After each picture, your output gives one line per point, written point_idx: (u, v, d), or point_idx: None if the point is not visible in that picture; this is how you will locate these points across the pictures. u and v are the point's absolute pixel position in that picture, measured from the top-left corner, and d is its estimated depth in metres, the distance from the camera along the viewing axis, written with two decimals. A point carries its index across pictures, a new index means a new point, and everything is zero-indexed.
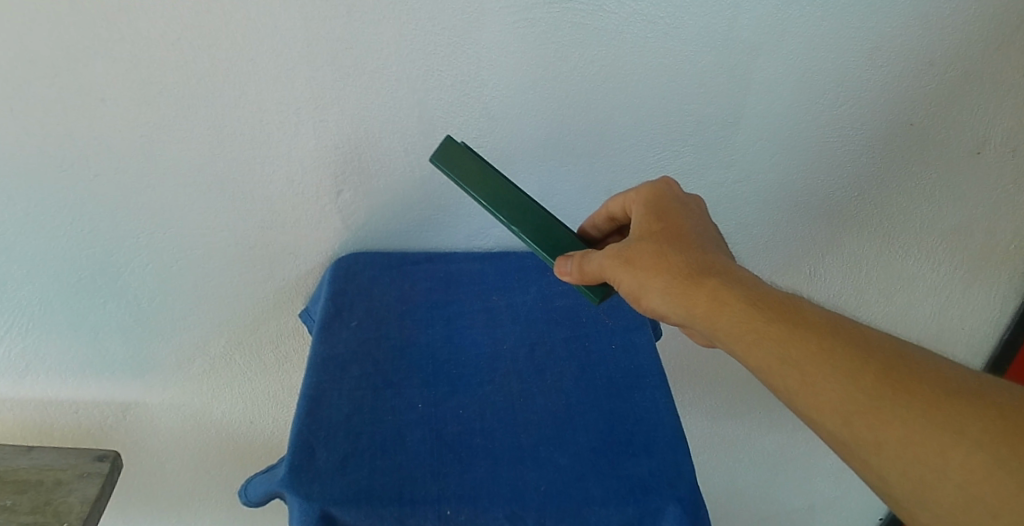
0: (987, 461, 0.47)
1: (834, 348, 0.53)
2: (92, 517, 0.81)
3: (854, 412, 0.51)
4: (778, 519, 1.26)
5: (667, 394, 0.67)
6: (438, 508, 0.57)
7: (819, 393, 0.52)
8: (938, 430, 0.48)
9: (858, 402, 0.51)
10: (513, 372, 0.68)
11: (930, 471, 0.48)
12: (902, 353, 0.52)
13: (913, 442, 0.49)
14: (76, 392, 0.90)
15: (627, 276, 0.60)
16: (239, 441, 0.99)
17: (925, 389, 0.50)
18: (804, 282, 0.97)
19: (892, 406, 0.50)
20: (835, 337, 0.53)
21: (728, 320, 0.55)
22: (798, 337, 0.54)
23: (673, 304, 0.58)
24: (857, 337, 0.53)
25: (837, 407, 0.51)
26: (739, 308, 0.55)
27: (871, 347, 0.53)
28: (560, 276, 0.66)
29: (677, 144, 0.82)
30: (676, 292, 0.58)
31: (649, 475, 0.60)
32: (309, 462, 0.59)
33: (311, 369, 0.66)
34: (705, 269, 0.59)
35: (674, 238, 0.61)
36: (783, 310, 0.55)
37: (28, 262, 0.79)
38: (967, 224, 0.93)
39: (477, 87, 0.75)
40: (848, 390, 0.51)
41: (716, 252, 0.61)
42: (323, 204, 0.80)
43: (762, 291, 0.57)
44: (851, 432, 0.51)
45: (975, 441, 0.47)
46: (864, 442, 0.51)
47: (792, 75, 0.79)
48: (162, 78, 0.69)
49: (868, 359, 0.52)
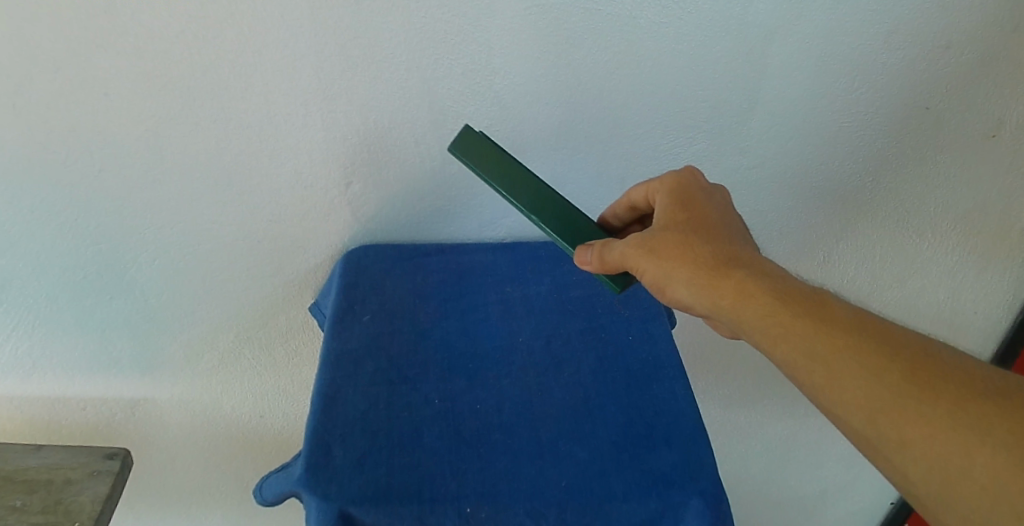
0: (1012, 462, 0.46)
1: (859, 343, 0.52)
2: (103, 517, 0.80)
3: (878, 410, 0.50)
4: (791, 506, 1.26)
5: (686, 385, 0.66)
6: (458, 506, 0.56)
7: (843, 389, 0.51)
8: (963, 429, 0.47)
9: (883, 400, 0.50)
10: (530, 365, 0.67)
11: (952, 471, 0.47)
12: (929, 350, 0.51)
13: (938, 441, 0.48)
14: (85, 389, 0.90)
15: (648, 267, 0.59)
16: (251, 435, 0.98)
17: (952, 387, 0.49)
18: (818, 268, 0.96)
19: (917, 404, 0.49)
20: (860, 333, 0.52)
21: (753, 312, 0.54)
22: (824, 331, 0.53)
23: (697, 296, 0.57)
24: (883, 333, 0.52)
25: (862, 404, 0.50)
26: (765, 300, 0.54)
27: (898, 343, 0.52)
28: (581, 265, 0.64)
29: (691, 130, 0.81)
30: (700, 283, 0.57)
31: (671, 468, 0.59)
32: (326, 461, 0.58)
33: (325, 364, 0.65)
34: (730, 259, 0.57)
35: (696, 230, 0.60)
36: (809, 303, 0.54)
37: (33, 260, 0.78)
38: (982, 207, 0.91)
39: (488, 75, 0.73)
40: (872, 388, 0.50)
41: (739, 243, 0.60)
42: (332, 196, 0.78)
43: (788, 284, 0.55)
44: (875, 428, 0.50)
45: (999, 442, 0.46)
46: (887, 440, 0.50)
47: (809, 59, 0.77)
48: (167, 71, 0.68)
49: (894, 355, 0.51)
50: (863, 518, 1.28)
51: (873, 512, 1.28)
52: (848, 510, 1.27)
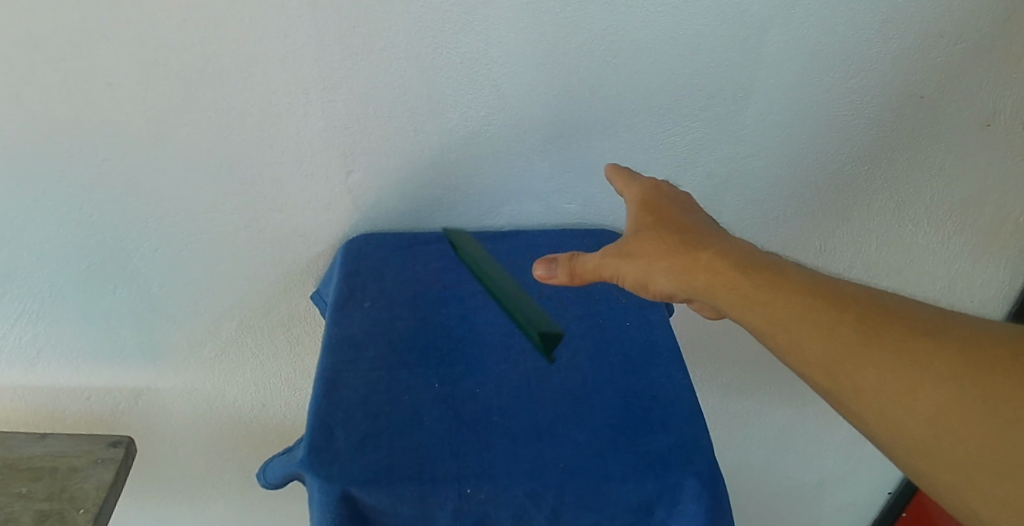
0: (958, 394, 0.50)
1: (813, 304, 0.55)
2: (107, 504, 0.81)
3: (836, 363, 0.53)
4: (789, 496, 1.27)
5: (683, 369, 0.67)
6: (458, 487, 0.57)
7: (804, 348, 0.54)
8: (914, 371, 0.51)
9: (839, 353, 0.53)
10: (529, 350, 0.68)
11: (908, 411, 0.51)
12: (877, 303, 0.55)
13: (894, 387, 0.51)
14: (90, 378, 0.91)
15: (621, 265, 0.62)
16: (254, 424, 0.99)
17: (899, 333, 0.53)
18: (815, 256, 0.97)
19: (870, 353, 0.53)
20: (812, 293, 0.56)
21: (717, 286, 0.58)
22: (781, 297, 0.56)
23: (666, 278, 0.60)
24: (833, 290, 0.56)
25: (822, 359, 0.54)
26: (725, 272, 0.58)
27: (847, 298, 0.55)
28: (546, 279, 0.64)
29: (687, 119, 0.82)
30: (670, 268, 0.60)
31: (668, 450, 0.60)
32: (328, 444, 0.59)
33: (326, 349, 0.66)
34: (691, 240, 0.61)
35: (653, 212, 0.64)
36: (765, 271, 0.57)
37: (38, 250, 0.79)
38: (977, 196, 0.92)
39: (486, 64, 0.74)
40: (829, 343, 0.54)
41: (693, 219, 0.64)
42: (332, 185, 0.79)
43: (744, 254, 0.59)
44: (836, 382, 0.53)
45: (946, 377, 0.50)
46: (845, 390, 0.53)
47: (803, 47, 0.78)
48: (169, 61, 0.69)
49: (846, 310, 0.54)
50: (861, 508, 1.30)
51: (871, 501, 1.29)
52: (846, 500, 1.28)
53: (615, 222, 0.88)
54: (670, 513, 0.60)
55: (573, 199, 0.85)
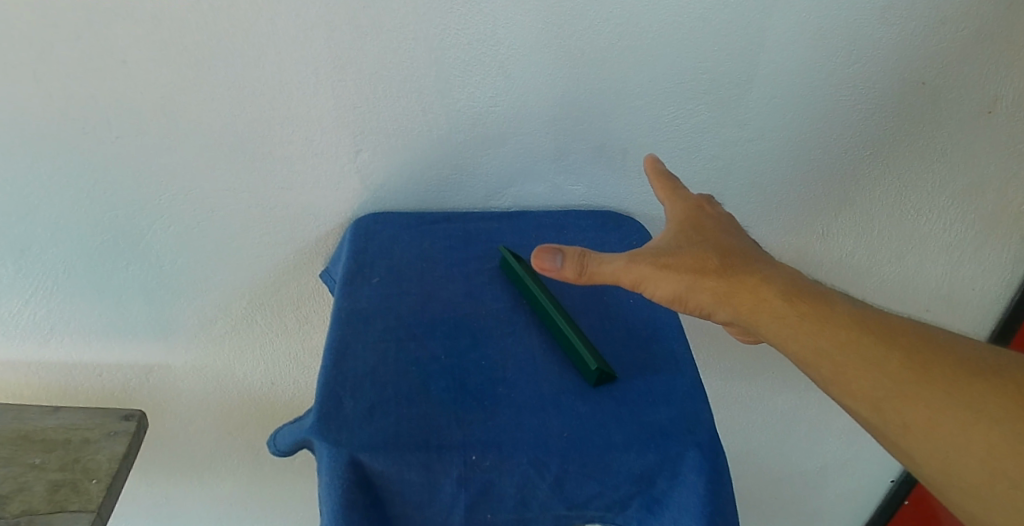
0: (1004, 435, 0.53)
1: (859, 338, 0.59)
2: (120, 475, 0.82)
3: (883, 398, 0.57)
4: (790, 482, 1.29)
5: (686, 345, 0.68)
6: (464, 454, 0.59)
7: (850, 380, 0.58)
8: (959, 409, 0.55)
9: (885, 387, 0.57)
10: (533, 325, 0.69)
11: (954, 449, 0.54)
12: (920, 337, 0.58)
13: (939, 425, 0.55)
14: (103, 354, 0.94)
15: (661, 280, 0.62)
16: (262, 401, 1.01)
17: (943, 371, 0.56)
18: (817, 242, 0.98)
19: (916, 389, 0.56)
20: (859, 327, 0.59)
21: (767, 317, 0.61)
22: (830, 329, 0.59)
23: (715, 302, 0.62)
24: (878, 325, 0.59)
25: (868, 392, 0.57)
26: (775, 303, 0.61)
27: (892, 333, 0.59)
28: (548, 266, 0.61)
29: (691, 103, 0.83)
30: (718, 292, 0.62)
31: (669, 422, 0.61)
32: (337, 411, 0.60)
33: (336, 322, 0.68)
34: (740, 266, 0.63)
35: (696, 233, 0.66)
36: (813, 304, 0.61)
37: (53, 226, 0.81)
38: (978, 183, 0.93)
39: (494, 45, 0.75)
40: (876, 378, 0.57)
41: (740, 245, 0.66)
42: (342, 164, 0.81)
43: (791, 285, 0.62)
44: (881, 416, 0.57)
45: (992, 418, 0.54)
46: (892, 424, 0.57)
47: (807, 31, 0.79)
48: (183, 39, 0.70)
49: (891, 345, 0.58)
50: (862, 495, 1.32)
51: (872, 489, 1.30)
52: (847, 486, 1.29)
53: (620, 204, 0.89)
54: (671, 483, 0.62)
55: (579, 180, 0.86)
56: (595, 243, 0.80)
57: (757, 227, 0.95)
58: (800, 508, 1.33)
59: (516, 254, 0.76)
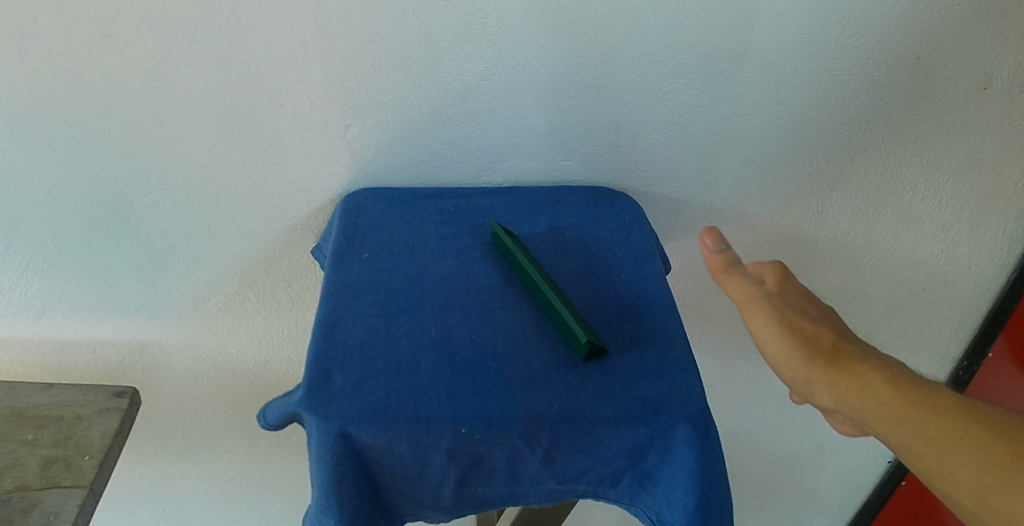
0: None
1: (962, 418, 0.55)
2: (113, 450, 0.82)
3: (986, 486, 0.53)
4: (787, 461, 1.29)
5: (678, 319, 0.68)
6: (453, 427, 0.58)
7: (952, 469, 0.54)
8: None
9: (992, 480, 0.53)
10: (524, 299, 0.69)
11: None
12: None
13: None
14: (95, 332, 0.94)
15: (764, 322, 0.63)
16: (257, 378, 1.02)
17: None
18: (812, 219, 0.98)
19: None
20: (962, 410, 0.56)
21: (867, 395, 0.58)
22: (929, 412, 0.56)
23: (810, 367, 0.60)
24: (984, 412, 0.56)
25: (973, 483, 0.53)
26: (876, 380, 0.58)
27: (1000, 419, 0.55)
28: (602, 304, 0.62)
29: (684, 77, 0.81)
30: (816, 361, 0.60)
31: (661, 395, 0.61)
32: (326, 385, 0.60)
33: (326, 297, 0.67)
34: (844, 347, 0.62)
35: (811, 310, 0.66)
36: (915, 387, 0.58)
37: (43, 202, 0.81)
38: (974, 160, 0.93)
39: (482, 17, 0.74)
40: (981, 464, 0.53)
41: (844, 328, 0.65)
42: (331, 138, 0.80)
43: (895, 368, 0.60)
44: (985, 508, 0.53)
45: None
46: (995, 515, 0.52)
47: (802, 4, 0.77)
48: (168, 11, 0.69)
49: (999, 432, 0.54)
50: (858, 474, 1.32)
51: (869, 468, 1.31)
52: (843, 466, 1.30)
53: (613, 179, 0.89)
54: (662, 457, 0.61)
55: (571, 155, 0.86)
56: (587, 218, 0.80)
57: (751, 204, 0.95)
58: (796, 488, 1.34)
59: (509, 230, 0.76)
